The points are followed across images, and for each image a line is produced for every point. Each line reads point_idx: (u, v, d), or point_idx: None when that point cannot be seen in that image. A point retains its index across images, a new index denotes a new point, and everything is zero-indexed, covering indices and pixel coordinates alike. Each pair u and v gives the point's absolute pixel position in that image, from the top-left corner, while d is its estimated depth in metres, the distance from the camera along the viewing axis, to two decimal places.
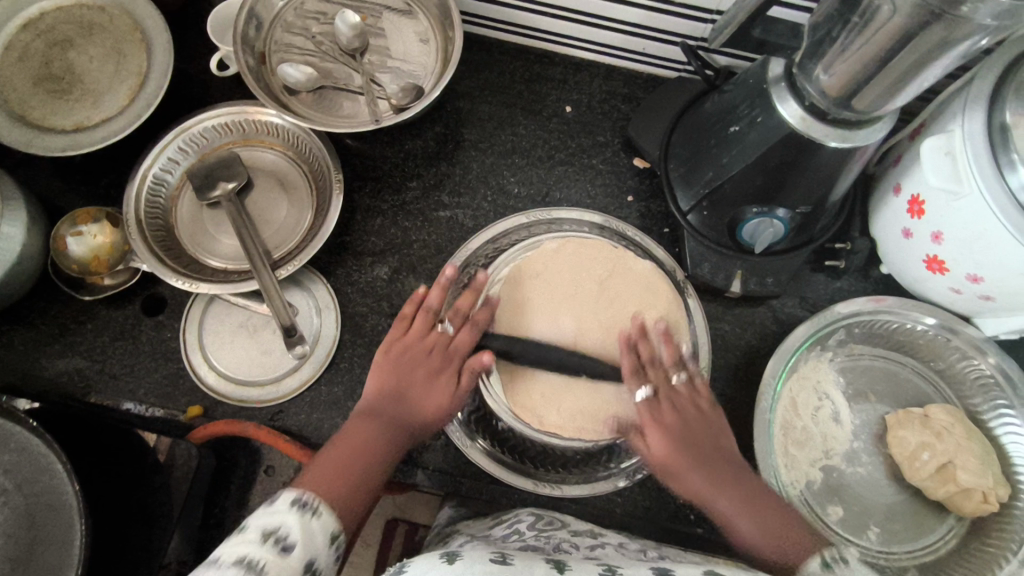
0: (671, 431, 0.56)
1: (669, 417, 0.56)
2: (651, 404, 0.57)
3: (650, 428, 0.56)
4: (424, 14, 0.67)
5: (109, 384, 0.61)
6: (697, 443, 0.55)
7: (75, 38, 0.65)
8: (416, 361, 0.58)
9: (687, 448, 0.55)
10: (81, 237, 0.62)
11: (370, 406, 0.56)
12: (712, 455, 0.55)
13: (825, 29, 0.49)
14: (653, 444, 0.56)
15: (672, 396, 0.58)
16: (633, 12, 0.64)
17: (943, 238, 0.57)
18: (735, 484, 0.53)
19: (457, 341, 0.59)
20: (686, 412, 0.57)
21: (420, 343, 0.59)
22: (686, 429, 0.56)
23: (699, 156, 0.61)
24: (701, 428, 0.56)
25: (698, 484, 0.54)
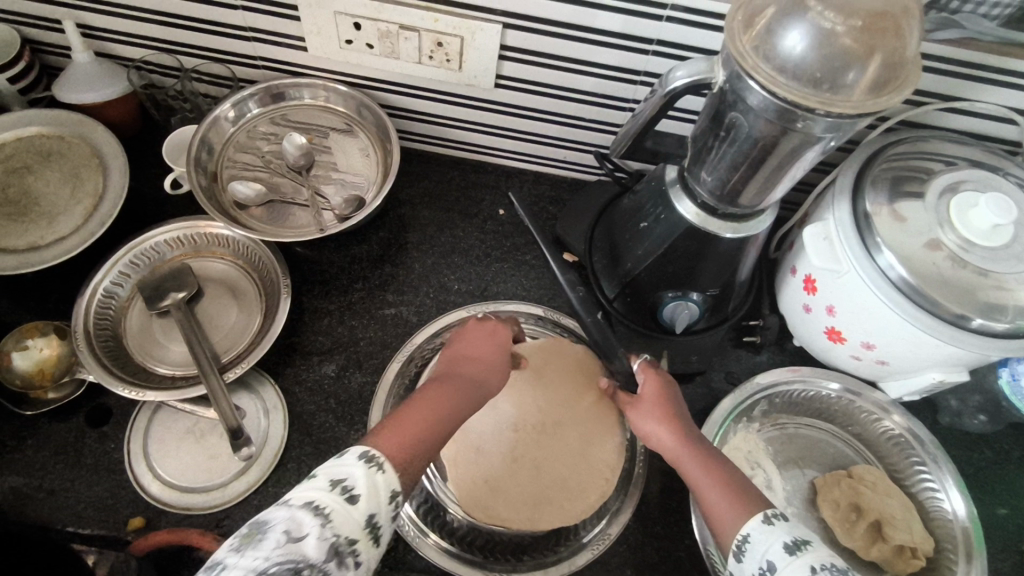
0: (648, 406, 0.60)
1: (647, 387, 0.62)
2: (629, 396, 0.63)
3: (642, 409, 0.60)
4: (365, 133, 0.74)
5: (45, 501, 0.59)
6: (678, 421, 0.59)
7: (34, 164, 0.69)
8: (472, 345, 0.63)
9: (671, 420, 0.59)
10: (26, 352, 0.63)
11: (448, 374, 0.58)
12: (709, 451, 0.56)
13: (702, 141, 0.56)
14: (637, 420, 0.61)
15: (657, 389, 0.61)
16: (550, 127, 0.74)
17: (836, 311, 0.64)
18: (709, 455, 0.56)
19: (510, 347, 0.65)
20: (671, 394, 0.61)
21: (483, 337, 0.63)
22: (687, 425, 0.59)
23: (619, 249, 0.67)
24: (681, 410, 0.60)
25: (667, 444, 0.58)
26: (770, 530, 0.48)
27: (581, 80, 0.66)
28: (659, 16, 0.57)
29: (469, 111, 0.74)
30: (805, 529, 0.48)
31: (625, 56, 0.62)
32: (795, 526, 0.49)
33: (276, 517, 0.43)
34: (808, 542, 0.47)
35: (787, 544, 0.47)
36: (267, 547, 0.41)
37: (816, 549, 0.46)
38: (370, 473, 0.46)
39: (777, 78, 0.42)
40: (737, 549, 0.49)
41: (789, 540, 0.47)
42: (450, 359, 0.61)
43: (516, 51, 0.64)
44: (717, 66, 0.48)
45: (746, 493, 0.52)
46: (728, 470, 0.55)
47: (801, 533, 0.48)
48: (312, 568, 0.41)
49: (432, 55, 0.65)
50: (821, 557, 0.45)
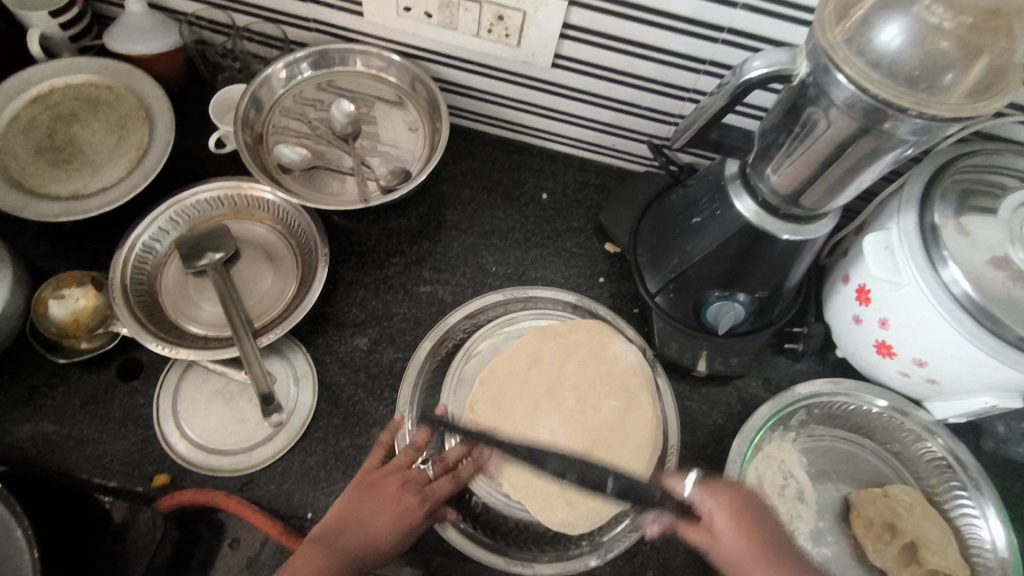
0: (725, 536, 0.53)
1: (720, 514, 0.54)
2: (715, 508, 0.55)
3: (722, 541, 0.53)
4: (414, 106, 0.72)
5: (73, 451, 0.60)
6: (777, 550, 0.53)
7: (80, 112, 0.69)
8: (388, 491, 0.56)
9: (755, 533, 0.53)
10: (63, 300, 0.63)
11: (337, 530, 0.54)
12: (745, 543, 0.52)
13: (772, 136, 0.53)
14: (721, 524, 0.54)
15: (740, 500, 0.55)
16: (603, 113, 0.72)
17: (889, 324, 0.61)
18: (770, 542, 0.53)
19: (434, 486, 0.58)
20: (742, 521, 0.54)
21: (392, 473, 0.58)
22: (749, 523, 0.54)
23: (665, 243, 0.66)
24: (742, 544, 0.53)
25: (738, 547, 0.52)
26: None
27: (641, 65, 0.64)
28: (734, 2, 0.55)
29: (521, 91, 0.72)
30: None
31: (692, 43, 0.60)
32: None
33: None
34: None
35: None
36: None
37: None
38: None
39: (869, 74, 0.40)
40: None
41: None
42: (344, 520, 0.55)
43: (578, 30, 0.62)
44: (800, 57, 0.46)
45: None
46: (786, 563, 0.52)
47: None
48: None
49: (491, 29, 0.63)
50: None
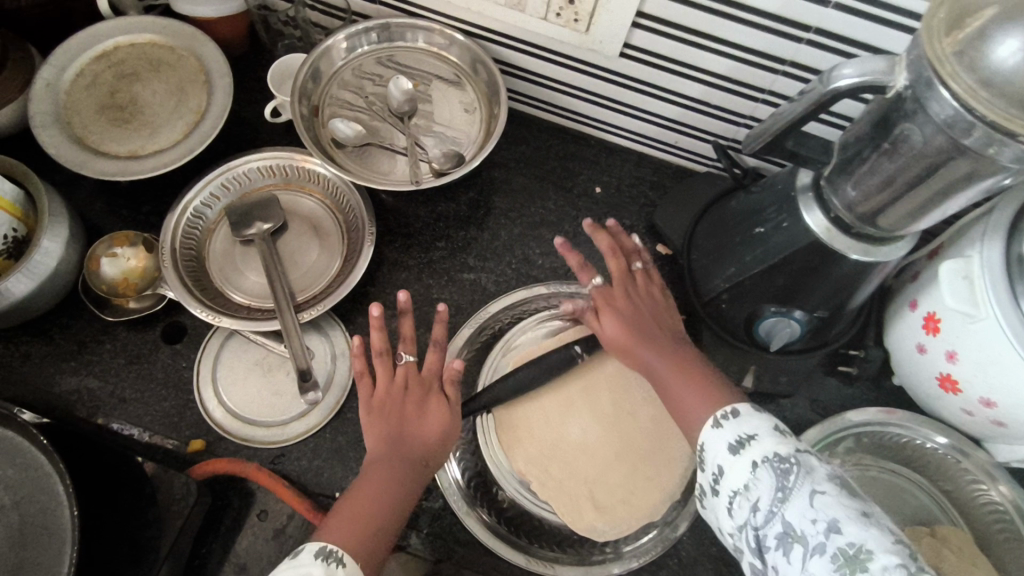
0: (619, 310, 0.58)
1: (607, 314, 0.58)
2: (603, 290, 0.60)
3: (606, 315, 0.58)
4: (472, 86, 0.70)
5: (117, 408, 0.61)
6: (644, 325, 0.58)
7: (142, 72, 0.69)
8: (397, 396, 0.55)
9: (643, 335, 0.57)
10: (115, 259, 0.63)
11: (385, 450, 0.53)
12: (624, 308, 0.59)
13: (855, 149, 0.49)
14: (606, 328, 0.58)
15: (626, 284, 0.60)
16: (668, 108, 0.68)
17: (957, 358, 0.58)
18: (653, 331, 0.57)
19: (425, 366, 0.57)
20: (635, 297, 0.59)
21: (394, 386, 0.56)
22: (633, 314, 0.58)
23: (723, 250, 0.63)
24: (645, 314, 0.58)
25: (626, 339, 0.57)
26: (718, 432, 0.48)
27: (715, 61, 0.61)
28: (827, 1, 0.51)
29: (584, 78, 0.69)
30: (755, 421, 0.48)
31: (774, 41, 0.56)
32: (744, 421, 0.48)
33: None
34: (753, 436, 0.46)
35: (731, 444, 0.47)
36: None
37: (760, 441, 0.46)
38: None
39: (978, 93, 0.37)
40: (699, 458, 0.50)
41: (733, 439, 0.47)
42: (385, 445, 0.53)
43: (652, 20, 0.59)
44: (900, 67, 0.42)
45: (707, 377, 0.53)
46: (666, 337, 0.57)
47: (749, 428, 0.47)
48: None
49: (560, 13, 0.61)
50: (766, 449, 0.45)
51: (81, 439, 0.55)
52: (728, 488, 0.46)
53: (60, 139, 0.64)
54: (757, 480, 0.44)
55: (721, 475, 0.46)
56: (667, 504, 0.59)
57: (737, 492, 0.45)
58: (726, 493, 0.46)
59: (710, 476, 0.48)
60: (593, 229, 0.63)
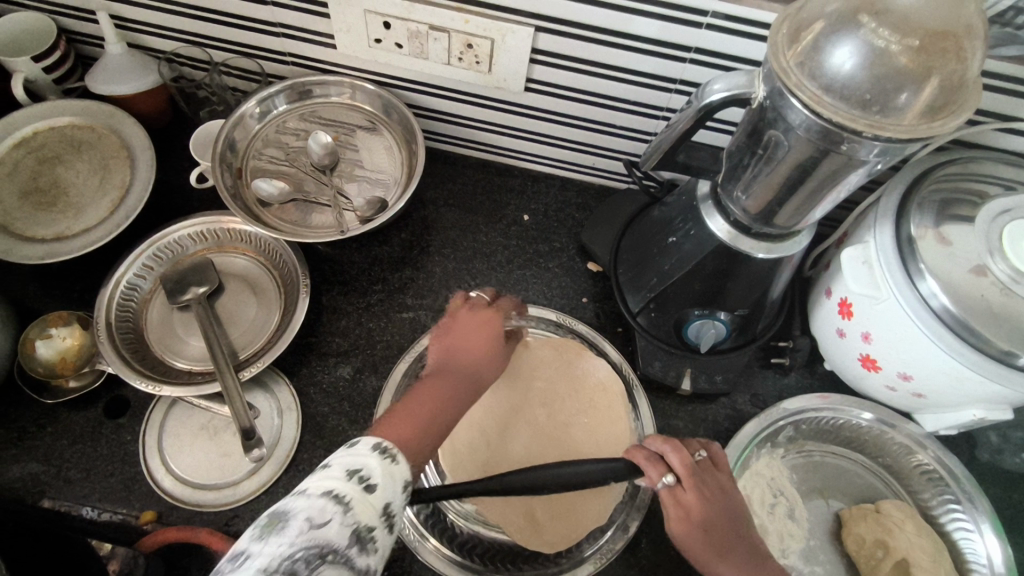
0: (693, 514, 0.53)
1: (675, 504, 0.53)
2: (673, 490, 0.53)
3: (676, 516, 0.53)
4: (389, 130, 0.73)
5: (63, 490, 0.61)
6: (720, 528, 0.53)
7: (64, 154, 0.70)
8: (470, 334, 0.61)
9: (719, 548, 0.52)
10: (49, 340, 0.64)
11: (447, 368, 0.58)
12: (717, 531, 0.53)
13: (739, 156, 0.53)
14: (677, 531, 0.54)
15: (699, 483, 0.54)
16: (580, 133, 0.72)
17: (872, 338, 0.60)
18: (737, 541, 0.53)
19: (492, 300, 0.65)
20: (710, 491, 0.54)
21: (462, 311, 0.63)
22: (711, 517, 0.53)
23: (644, 262, 0.65)
24: (716, 504, 0.53)
25: (699, 550, 0.53)
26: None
27: (612, 86, 0.64)
28: (699, 23, 0.55)
29: (497, 114, 0.72)
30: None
31: (660, 63, 0.60)
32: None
33: (296, 506, 0.41)
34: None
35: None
36: (290, 534, 0.40)
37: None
38: (385, 464, 0.46)
39: (822, 98, 0.40)
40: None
41: None
42: (451, 366, 0.58)
43: (547, 55, 0.62)
44: (757, 79, 0.46)
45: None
46: (745, 545, 0.53)
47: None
48: (336, 555, 0.40)
49: (461, 56, 0.64)
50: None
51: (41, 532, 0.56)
52: None
53: None
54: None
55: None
56: (612, 506, 0.62)
57: None
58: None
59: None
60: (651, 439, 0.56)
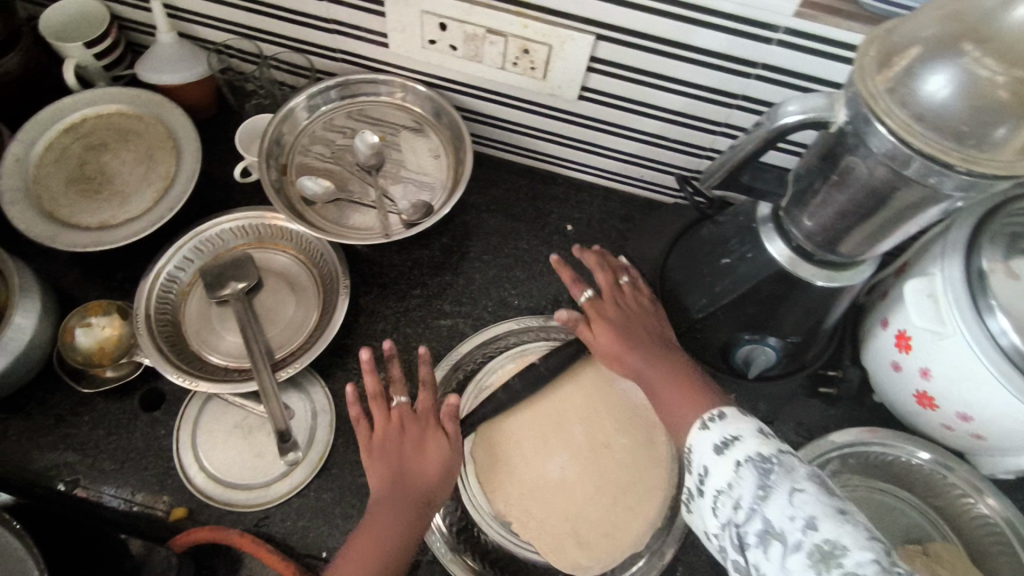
0: (609, 320, 0.62)
1: (598, 322, 0.62)
2: (594, 302, 0.63)
3: (596, 322, 0.62)
4: (435, 132, 0.71)
5: (97, 480, 0.61)
6: (634, 330, 0.61)
7: (111, 142, 0.70)
8: (394, 441, 0.57)
9: (623, 332, 0.61)
10: (89, 328, 0.64)
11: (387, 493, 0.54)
12: (622, 319, 0.62)
13: (808, 180, 0.50)
14: (598, 337, 0.61)
15: (615, 299, 0.64)
16: (631, 144, 0.70)
17: (931, 374, 0.58)
18: (652, 342, 0.60)
19: (420, 406, 0.59)
20: (627, 308, 0.63)
21: (389, 425, 0.58)
22: (624, 322, 0.62)
23: (693, 281, 0.63)
24: (639, 317, 0.62)
25: (619, 348, 0.60)
26: (707, 434, 0.50)
27: (670, 99, 0.62)
28: (769, 39, 0.52)
29: (546, 120, 0.70)
30: (741, 422, 0.49)
31: (724, 78, 0.57)
32: (730, 423, 0.49)
33: None
34: (737, 437, 0.48)
35: (715, 445, 0.48)
36: None
37: (744, 442, 0.47)
38: None
39: (913, 127, 0.38)
40: (688, 461, 0.51)
41: (717, 441, 0.48)
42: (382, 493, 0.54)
43: (605, 64, 0.60)
44: (839, 103, 0.43)
45: (703, 389, 0.56)
46: (655, 338, 0.61)
47: (735, 429, 0.48)
48: None
49: (516, 62, 0.62)
50: (747, 450, 0.46)
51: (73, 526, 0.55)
52: (712, 488, 0.47)
53: (30, 214, 0.64)
54: (741, 479, 0.45)
55: (705, 476, 0.48)
56: (648, 532, 0.59)
57: (721, 492, 0.46)
58: (709, 493, 0.47)
59: (695, 477, 0.49)
60: (580, 250, 0.67)
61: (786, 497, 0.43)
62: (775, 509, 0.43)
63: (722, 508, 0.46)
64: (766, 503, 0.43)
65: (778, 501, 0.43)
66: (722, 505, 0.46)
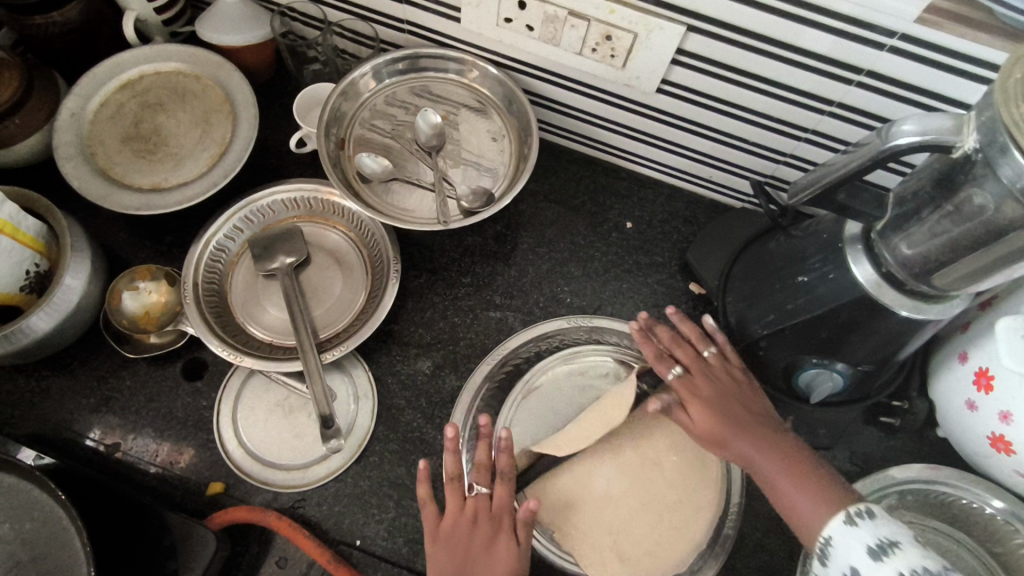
0: (702, 397, 0.55)
1: (693, 402, 0.55)
2: (684, 379, 0.57)
3: (691, 404, 0.55)
4: (500, 116, 0.68)
5: (136, 446, 0.60)
6: (732, 406, 0.55)
7: (167, 101, 0.68)
8: (464, 535, 0.53)
9: (727, 419, 0.54)
10: (136, 293, 0.62)
11: None
12: (719, 402, 0.55)
13: (913, 205, 0.46)
14: (694, 417, 0.55)
15: (706, 371, 0.57)
16: (707, 144, 0.66)
17: (1012, 419, 0.53)
18: (752, 422, 0.54)
19: (496, 501, 0.54)
20: (717, 381, 0.57)
21: (462, 517, 0.54)
22: (720, 399, 0.55)
23: (761, 295, 0.60)
24: (731, 392, 0.56)
25: (722, 433, 0.54)
26: (853, 531, 0.45)
27: (758, 100, 0.58)
28: (881, 44, 0.48)
29: (618, 112, 0.67)
30: (895, 527, 0.44)
31: (823, 82, 0.53)
32: (882, 524, 0.45)
33: None
34: (896, 544, 0.43)
35: (870, 548, 0.43)
36: None
37: (906, 552, 0.42)
38: None
39: None
40: (821, 552, 0.46)
41: (873, 543, 0.43)
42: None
43: (693, 57, 0.56)
44: (967, 127, 0.40)
45: (829, 487, 0.49)
46: (763, 424, 0.54)
47: (891, 534, 0.44)
48: None
49: (596, 48, 0.58)
50: (911, 562, 0.42)
51: (98, 489, 0.54)
52: None
53: (83, 170, 0.63)
54: None
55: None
56: (692, 552, 0.56)
57: None
58: None
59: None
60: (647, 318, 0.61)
61: None
62: None
63: None
64: None
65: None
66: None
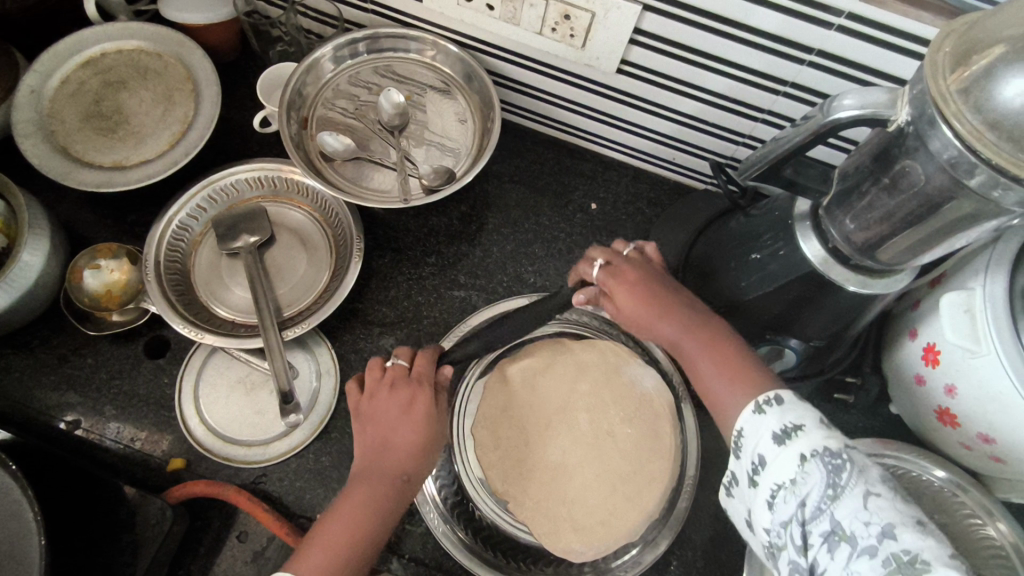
0: (629, 285, 0.55)
1: (619, 288, 0.55)
2: (610, 270, 0.56)
3: (616, 291, 0.55)
4: (464, 96, 0.69)
5: (99, 423, 0.60)
6: (660, 294, 0.54)
7: (129, 80, 0.67)
8: (383, 399, 0.54)
9: (651, 303, 0.54)
10: (97, 271, 0.62)
11: (368, 465, 0.52)
12: (646, 287, 0.55)
13: (856, 180, 0.47)
14: (620, 303, 0.55)
15: (630, 262, 0.57)
16: (668, 125, 0.67)
17: (956, 392, 0.55)
18: (679, 307, 0.53)
19: (414, 369, 0.55)
20: (640, 268, 0.56)
21: (381, 385, 0.55)
22: (645, 283, 0.55)
23: (718, 272, 0.61)
24: (653, 278, 0.55)
25: (645, 318, 0.54)
26: (762, 419, 0.44)
27: (716, 80, 0.59)
28: (829, 23, 0.49)
29: (580, 92, 0.67)
30: (802, 411, 0.43)
31: (774, 61, 0.54)
32: (789, 408, 0.43)
33: None
34: (801, 427, 0.42)
35: (775, 434, 0.43)
36: None
37: (809, 434, 0.41)
38: None
39: (984, 135, 0.36)
40: (736, 444, 0.45)
41: (778, 429, 0.43)
42: (367, 464, 0.52)
43: (649, 37, 0.57)
44: (902, 101, 0.41)
45: (754, 374, 0.48)
46: (691, 308, 0.54)
47: (797, 417, 0.43)
48: None
49: (555, 27, 0.59)
50: (813, 444, 0.41)
51: (55, 463, 0.54)
52: (770, 482, 0.42)
53: (43, 148, 0.62)
54: (807, 478, 0.40)
55: (762, 467, 0.42)
56: (647, 523, 0.57)
57: (781, 486, 0.41)
58: (765, 487, 0.42)
59: (748, 465, 0.44)
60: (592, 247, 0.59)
61: (860, 502, 0.38)
62: (847, 511, 0.38)
63: (784, 504, 0.41)
64: (835, 504, 0.39)
65: (848, 502, 0.38)
66: (783, 501, 0.41)
